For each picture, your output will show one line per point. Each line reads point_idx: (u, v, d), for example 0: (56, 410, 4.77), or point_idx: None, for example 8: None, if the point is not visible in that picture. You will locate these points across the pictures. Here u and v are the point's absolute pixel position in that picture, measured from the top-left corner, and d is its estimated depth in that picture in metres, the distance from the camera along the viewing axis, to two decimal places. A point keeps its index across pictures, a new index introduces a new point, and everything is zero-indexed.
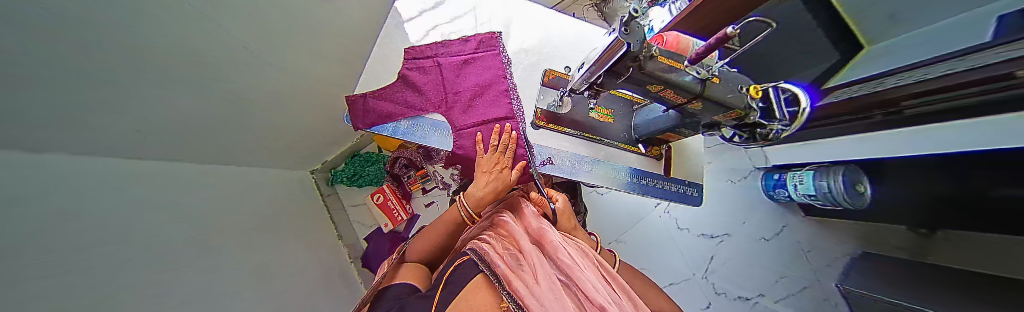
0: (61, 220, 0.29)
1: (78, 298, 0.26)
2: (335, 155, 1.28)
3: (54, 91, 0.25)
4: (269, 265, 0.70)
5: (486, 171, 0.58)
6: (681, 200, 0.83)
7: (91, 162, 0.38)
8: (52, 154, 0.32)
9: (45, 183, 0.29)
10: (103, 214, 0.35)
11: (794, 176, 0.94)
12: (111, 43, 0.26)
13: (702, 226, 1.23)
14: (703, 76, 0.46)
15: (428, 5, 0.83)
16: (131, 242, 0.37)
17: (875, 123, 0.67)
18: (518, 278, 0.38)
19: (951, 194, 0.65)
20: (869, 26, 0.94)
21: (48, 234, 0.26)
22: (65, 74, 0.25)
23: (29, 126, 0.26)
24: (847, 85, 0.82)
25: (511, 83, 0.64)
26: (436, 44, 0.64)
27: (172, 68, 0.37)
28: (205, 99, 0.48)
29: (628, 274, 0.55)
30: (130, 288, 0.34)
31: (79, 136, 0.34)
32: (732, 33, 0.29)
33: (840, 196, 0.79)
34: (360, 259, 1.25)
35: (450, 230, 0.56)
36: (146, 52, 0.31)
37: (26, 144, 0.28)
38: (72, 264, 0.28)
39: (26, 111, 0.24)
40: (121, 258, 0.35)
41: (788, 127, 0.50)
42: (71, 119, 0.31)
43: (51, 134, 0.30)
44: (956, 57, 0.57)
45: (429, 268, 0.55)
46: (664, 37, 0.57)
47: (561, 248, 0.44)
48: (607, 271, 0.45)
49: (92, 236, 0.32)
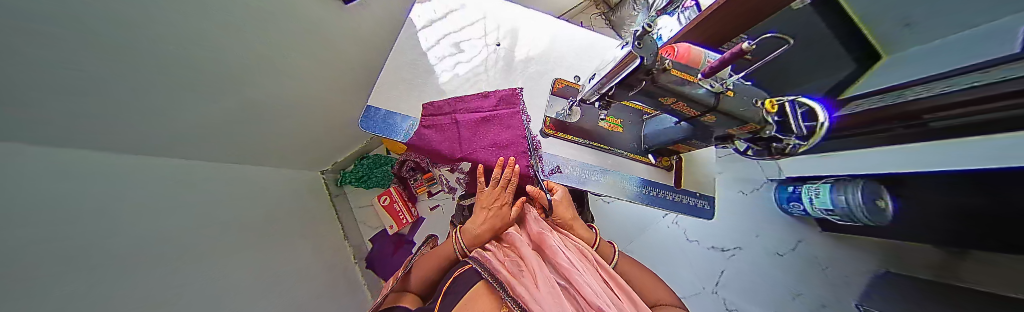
0: (64, 211, 0.30)
1: (75, 281, 0.27)
2: (344, 157, 1.32)
3: (61, 72, 0.27)
4: (272, 261, 0.72)
5: (485, 207, 0.54)
6: (691, 212, 0.81)
7: (107, 153, 0.40)
8: (68, 146, 0.34)
9: (53, 174, 0.30)
10: (114, 207, 0.37)
11: (809, 189, 0.93)
12: (95, 21, 0.27)
13: (711, 238, 1.25)
14: (716, 89, 0.43)
15: (437, 15, 0.80)
16: (138, 233, 0.39)
17: (897, 135, 0.64)
18: (519, 282, 0.38)
19: (979, 207, 0.59)
20: (886, 35, 0.92)
21: (50, 225, 0.27)
22: (65, 55, 0.26)
23: (49, 108, 0.28)
24: (864, 96, 0.80)
25: (529, 145, 0.62)
26: (455, 99, 0.65)
27: (163, 54, 0.37)
28: (202, 89, 0.49)
29: (630, 267, 0.54)
30: (126, 271, 0.35)
31: (94, 128, 0.36)
32: (748, 48, 0.28)
33: (857, 210, 0.77)
34: (365, 260, 1.27)
35: (444, 266, 0.52)
36: (133, 35, 0.32)
37: (46, 131, 0.30)
38: (68, 246, 0.28)
39: (40, 92, 0.26)
40: (125, 245, 0.36)
41: (804, 142, 0.43)
42: (81, 111, 0.32)
43: (70, 124, 0.32)
44: (980, 68, 0.55)
45: (428, 298, 0.52)
46: (674, 48, 0.56)
47: (560, 252, 0.44)
48: (607, 275, 0.44)
49: (96, 228, 0.33)
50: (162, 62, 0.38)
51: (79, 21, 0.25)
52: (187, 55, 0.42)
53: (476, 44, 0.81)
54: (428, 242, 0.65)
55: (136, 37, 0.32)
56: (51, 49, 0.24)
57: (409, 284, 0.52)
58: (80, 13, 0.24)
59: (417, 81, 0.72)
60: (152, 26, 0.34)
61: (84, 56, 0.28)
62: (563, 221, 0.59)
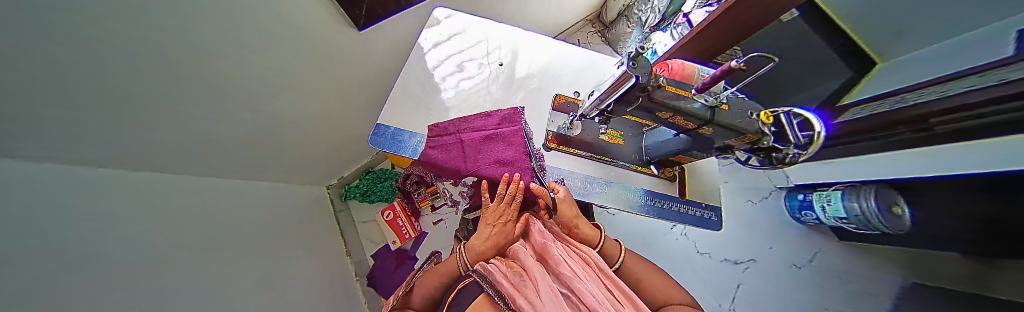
0: (48, 216, 0.30)
1: (50, 295, 0.26)
2: (349, 172, 1.36)
3: (41, 76, 0.27)
4: (267, 279, 0.70)
5: (489, 223, 0.54)
6: (698, 224, 0.79)
7: (89, 163, 0.40)
8: (49, 156, 0.34)
9: (29, 184, 0.30)
10: (96, 219, 0.37)
11: (820, 196, 0.91)
12: (81, 26, 0.27)
13: (724, 250, 1.17)
14: (710, 103, 0.46)
15: (442, 38, 0.85)
16: (124, 243, 0.39)
17: (905, 140, 0.64)
18: (521, 295, 0.38)
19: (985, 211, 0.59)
20: (878, 43, 0.94)
21: (27, 234, 0.26)
22: (44, 59, 0.26)
23: (26, 111, 0.28)
24: (863, 102, 0.82)
25: (533, 161, 0.62)
26: (459, 120, 0.67)
27: (150, 61, 0.38)
28: (193, 99, 0.50)
29: (640, 267, 0.52)
30: (103, 285, 0.33)
31: (71, 137, 0.35)
32: (737, 66, 0.30)
33: (874, 219, 0.75)
34: (365, 277, 1.25)
35: (448, 283, 0.51)
36: (117, 41, 0.32)
37: (27, 139, 0.29)
38: (42, 258, 0.27)
39: (18, 96, 0.25)
40: (104, 258, 0.35)
41: (803, 151, 0.45)
42: (56, 119, 0.32)
43: (50, 134, 0.32)
44: (977, 72, 0.56)
45: None
46: (668, 64, 0.59)
47: (562, 261, 0.44)
48: (610, 280, 0.43)
49: (79, 235, 0.33)
50: (149, 69, 0.38)
51: (75, 28, 0.26)
52: (182, 67, 0.44)
53: (480, 64, 0.86)
54: (432, 259, 0.64)
55: (122, 43, 0.33)
56: (45, 54, 0.25)
57: (411, 301, 0.51)
58: (79, 20, 0.26)
59: (424, 99, 0.75)
60: (139, 31, 0.34)
61: (78, 64, 0.30)
62: (564, 218, 0.57)
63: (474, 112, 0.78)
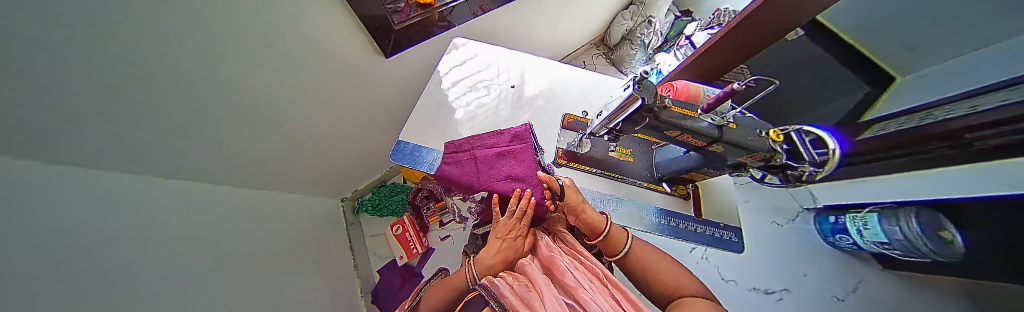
0: (69, 215, 0.33)
1: (57, 291, 0.27)
2: (363, 186, 1.40)
3: (50, 80, 0.28)
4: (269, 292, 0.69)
5: (499, 237, 0.54)
6: (716, 244, 0.74)
7: (105, 172, 0.41)
8: (67, 162, 0.36)
9: (45, 187, 0.31)
10: (109, 225, 0.38)
11: (857, 218, 0.85)
12: (77, 31, 0.28)
13: (753, 278, 1.06)
14: (718, 122, 0.47)
15: (458, 63, 0.92)
16: (130, 247, 0.40)
17: (943, 157, 0.60)
18: (525, 306, 0.38)
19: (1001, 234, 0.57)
20: (895, 60, 0.93)
21: (35, 231, 0.27)
22: (50, 63, 0.27)
23: (38, 114, 0.29)
24: (889, 119, 0.78)
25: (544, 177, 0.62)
26: (472, 137, 0.71)
27: (153, 71, 0.39)
28: (211, 110, 0.53)
29: (651, 257, 0.49)
30: (107, 285, 0.34)
31: (93, 145, 0.38)
32: (739, 88, 0.32)
33: (919, 244, 0.68)
34: (371, 293, 1.23)
35: (454, 299, 0.49)
36: (115, 44, 0.33)
37: (43, 142, 0.31)
38: (52, 254, 0.28)
39: (30, 97, 0.27)
40: (111, 259, 0.36)
41: (820, 169, 0.47)
42: (65, 125, 0.33)
43: (61, 142, 0.33)
44: (1009, 86, 0.54)
45: None
46: (672, 85, 0.61)
47: (568, 273, 0.45)
48: (619, 292, 0.42)
49: (95, 236, 0.36)
50: (148, 78, 0.39)
51: (86, 35, 0.29)
52: (197, 79, 0.47)
53: (494, 85, 0.91)
54: (439, 275, 0.63)
55: (123, 50, 0.34)
56: (58, 56, 0.27)
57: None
58: (85, 23, 0.28)
59: (441, 118, 0.81)
60: (139, 39, 0.35)
61: (87, 73, 0.31)
62: (571, 205, 0.55)
63: (486, 129, 0.83)
